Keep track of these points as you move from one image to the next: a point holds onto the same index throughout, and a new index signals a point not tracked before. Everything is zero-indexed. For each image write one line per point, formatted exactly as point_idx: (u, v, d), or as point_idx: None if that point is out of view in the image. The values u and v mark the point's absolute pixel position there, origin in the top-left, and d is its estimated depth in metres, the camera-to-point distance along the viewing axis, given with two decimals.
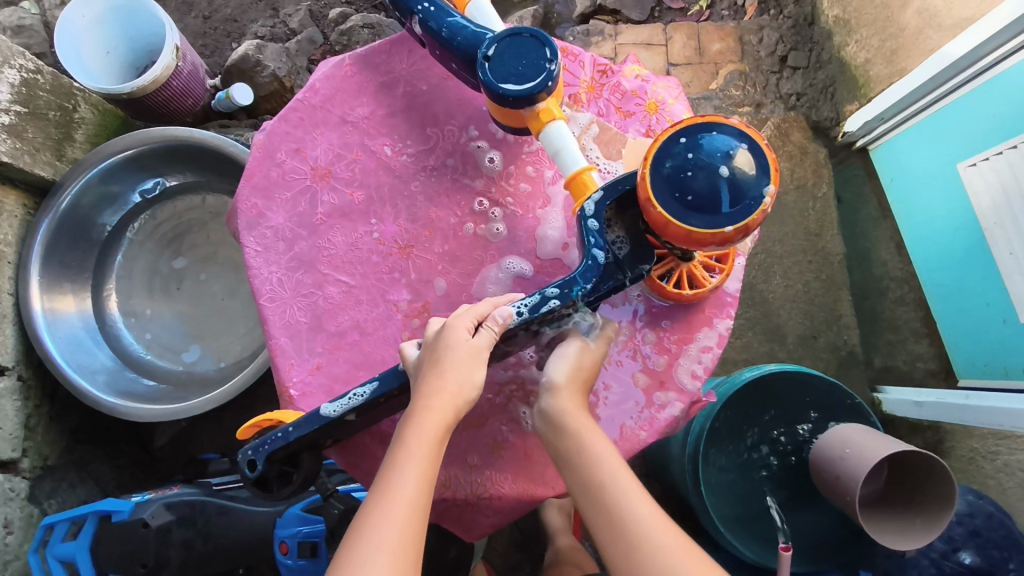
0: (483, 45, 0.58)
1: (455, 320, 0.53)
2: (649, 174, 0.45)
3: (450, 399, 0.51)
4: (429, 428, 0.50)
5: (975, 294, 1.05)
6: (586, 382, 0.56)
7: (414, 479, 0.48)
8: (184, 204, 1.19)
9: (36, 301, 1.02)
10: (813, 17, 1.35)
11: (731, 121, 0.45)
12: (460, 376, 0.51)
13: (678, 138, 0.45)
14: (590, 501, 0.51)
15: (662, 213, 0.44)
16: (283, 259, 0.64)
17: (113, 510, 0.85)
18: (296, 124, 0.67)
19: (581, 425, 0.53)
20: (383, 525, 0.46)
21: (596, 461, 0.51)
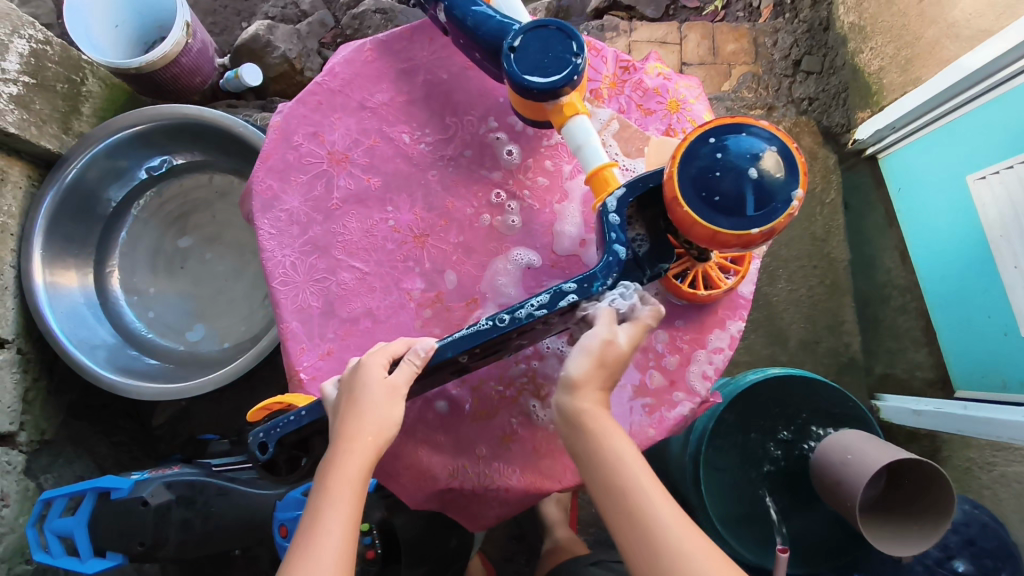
0: (509, 36, 0.57)
1: (371, 358, 0.53)
2: (676, 173, 0.45)
3: (372, 437, 0.51)
4: (351, 470, 0.50)
5: (978, 306, 1.05)
6: (611, 375, 0.51)
7: (339, 520, 0.49)
8: (190, 182, 1.19)
9: (37, 275, 1.02)
10: (828, 22, 1.34)
11: (760, 123, 0.45)
12: (381, 415, 0.52)
13: (707, 138, 0.45)
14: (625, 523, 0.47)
15: (689, 212, 0.44)
16: (297, 243, 0.64)
17: (112, 487, 0.85)
18: (314, 107, 0.66)
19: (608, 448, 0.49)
20: (308, 571, 0.46)
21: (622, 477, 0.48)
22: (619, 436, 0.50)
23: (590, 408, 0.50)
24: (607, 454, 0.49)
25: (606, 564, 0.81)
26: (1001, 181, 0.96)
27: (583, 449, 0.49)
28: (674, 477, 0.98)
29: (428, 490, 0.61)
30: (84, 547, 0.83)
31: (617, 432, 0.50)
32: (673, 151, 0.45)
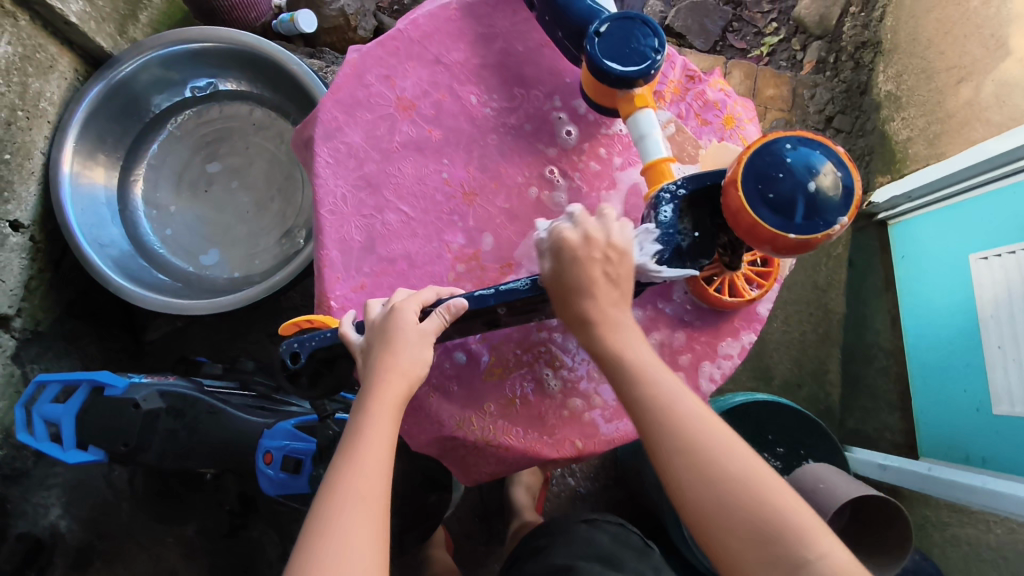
0: (596, 22, 0.60)
1: (403, 304, 0.55)
2: (745, 161, 0.48)
3: (404, 374, 0.53)
4: (387, 402, 0.52)
5: (958, 377, 1.10)
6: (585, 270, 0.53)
7: (379, 443, 0.50)
8: (230, 110, 1.19)
9: (65, 165, 1.02)
10: (866, 87, 1.39)
11: (836, 148, 0.48)
12: (414, 356, 0.53)
13: (784, 142, 0.48)
14: (684, 462, 0.48)
15: (742, 198, 0.47)
16: (351, 176, 0.66)
17: (107, 384, 0.85)
18: (392, 52, 0.69)
19: (660, 387, 0.51)
20: (353, 486, 0.48)
21: (682, 417, 0.50)
22: (630, 327, 0.54)
23: (606, 309, 0.53)
24: (618, 349, 0.53)
25: (599, 523, 0.83)
26: (1000, 265, 1.02)
27: (598, 345, 0.53)
28: (647, 484, 1.00)
29: (433, 435, 0.63)
30: (68, 437, 0.83)
31: (632, 326, 0.54)
32: (751, 144, 0.49)
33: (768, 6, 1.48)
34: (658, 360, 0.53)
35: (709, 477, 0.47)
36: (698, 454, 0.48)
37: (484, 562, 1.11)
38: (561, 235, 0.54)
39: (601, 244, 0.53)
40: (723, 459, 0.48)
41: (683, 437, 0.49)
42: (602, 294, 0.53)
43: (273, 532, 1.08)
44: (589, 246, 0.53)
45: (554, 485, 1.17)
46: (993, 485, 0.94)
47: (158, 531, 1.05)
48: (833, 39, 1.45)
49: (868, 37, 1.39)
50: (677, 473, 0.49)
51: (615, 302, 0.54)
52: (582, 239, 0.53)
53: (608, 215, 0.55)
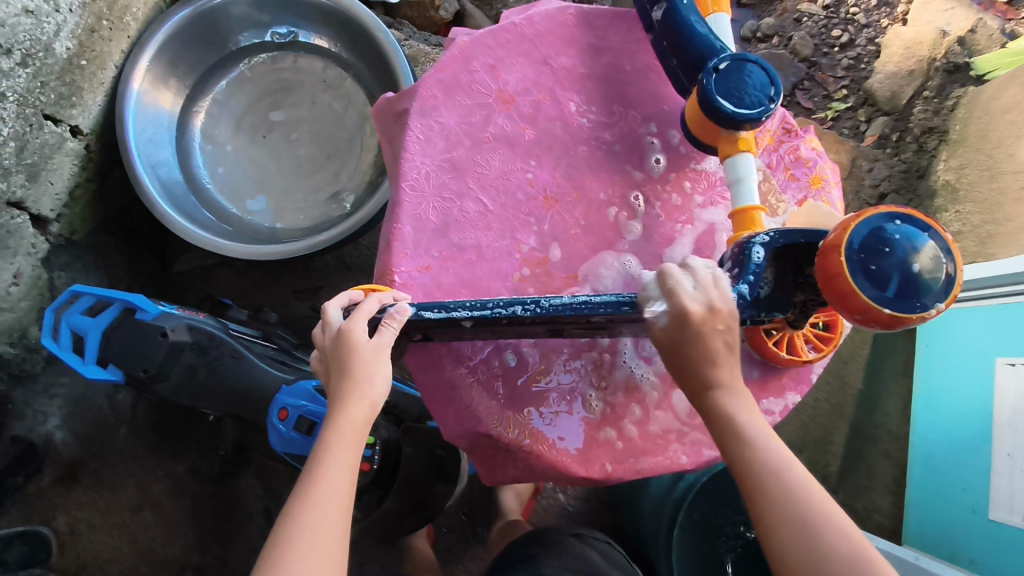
0: (717, 57, 0.60)
1: (351, 324, 0.56)
2: (852, 228, 0.48)
3: (367, 401, 0.55)
4: (349, 426, 0.54)
5: (960, 474, 1.11)
6: (694, 342, 0.52)
7: (340, 470, 0.52)
8: (305, 63, 1.18)
9: (135, 82, 1.01)
10: (925, 172, 1.35)
11: (945, 235, 0.48)
12: (371, 376, 0.55)
13: (893, 219, 0.48)
14: (797, 531, 0.47)
15: (843, 263, 0.47)
16: (438, 157, 0.66)
17: (140, 307, 0.85)
18: (502, 43, 0.68)
19: (775, 452, 0.50)
20: (312, 515, 0.49)
21: (795, 484, 0.49)
22: (746, 397, 0.53)
23: (724, 378, 0.53)
24: (731, 415, 0.52)
25: (588, 539, 0.86)
26: None
27: (716, 412, 0.53)
28: (642, 519, 1.00)
29: (468, 428, 0.62)
30: (91, 351, 0.83)
31: (744, 390, 0.53)
32: (858, 212, 0.49)
33: (842, 72, 1.43)
34: (769, 430, 0.52)
35: (818, 549, 0.46)
36: (808, 529, 0.47)
37: (460, 558, 1.11)
38: (676, 293, 0.52)
39: (721, 314, 0.52)
40: (832, 531, 0.47)
41: (800, 506, 0.48)
42: (724, 362, 0.53)
43: (260, 486, 1.07)
44: (707, 319, 0.52)
45: (543, 497, 1.17)
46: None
47: (149, 463, 1.04)
48: (901, 118, 1.39)
49: (936, 123, 1.34)
50: (776, 535, 0.48)
51: (739, 379, 0.53)
52: (704, 311, 0.51)
53: (721, 282, 0.53)
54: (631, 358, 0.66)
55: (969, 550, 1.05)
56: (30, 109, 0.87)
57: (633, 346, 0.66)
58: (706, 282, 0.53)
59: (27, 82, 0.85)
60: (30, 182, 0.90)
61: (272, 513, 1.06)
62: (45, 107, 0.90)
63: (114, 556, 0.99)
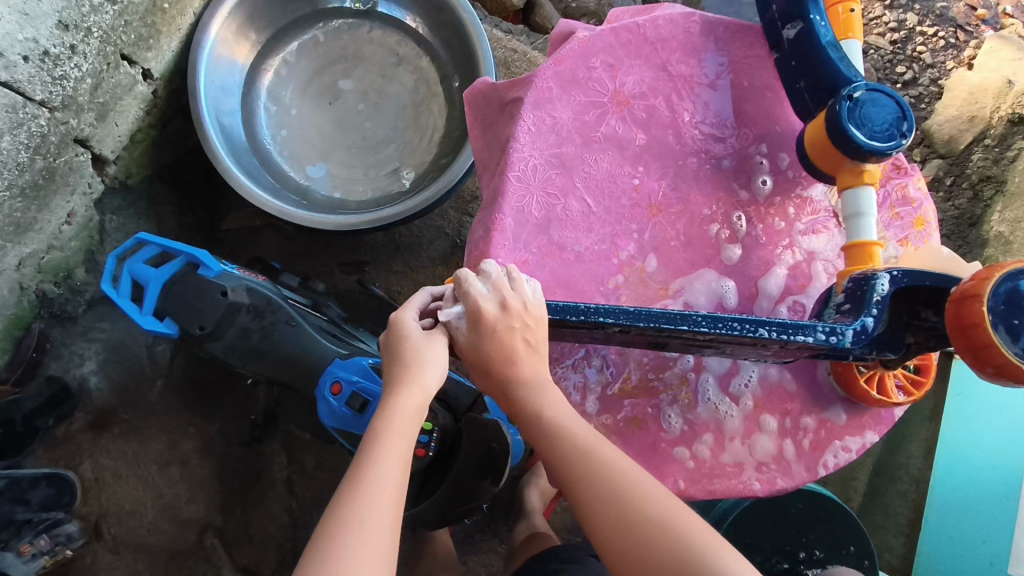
0: (851, 85, 0.59)
1: (399, 318, 0.58)
2: (993, 278, 0.47)
3: (420, 389, 0.55)
4: (401, 412, 0.54)
5: (978, 524, 1.06)
6: (488, 348, 0.56)
7: (393, 457, 0.51)
8: (380, 34, 1.15)
9: (211, 33, 0.99)
10: (978, 220, 1.25)
11: None
12: (426, 364, 0.55)
13: None
14: (605, 509, 0.51)
15: (985, 313, 0.46)
16: (547, 151, 0.64)
17: (203, 263, 0.83)
18: (623, 43, 0.67)
19: (585, 435, 0.54)
20: (367, 502, 0.48)
21: (605, 463, 0.53)
22: (552, 391, 0.57)
23: (525, 371, 0.56)
24: (538, 408, 0.56)
25: None
26: None
27: (525, 407, 0.56)
28: None
29: None
30: (149, 301, 0.81)
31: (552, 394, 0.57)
32: (999, 263, 0.48)
33: None
34: (578, 415, 0.56)
35: (624, 521, 0.50)
36: (617, 508, 0.51)
37: (475, 550, 1.09)
38: (478, 304, 0.55)
39: (516, 312, 0.55)
40: (643, 501, 0.51)
41: (616, 491, 0.51)
42: (526, 360, 0.56)
43: (285, 455, 1.05)
44: (501, 318, 0.55)
45: (566, 500, 1.14)
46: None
47: (181, 418, 1.01)
48: (957, 162, 1.27)
49: (994, 172, 1.23)
50: (597, 523, 0.51)
51: (544, 371, 0.57)
52: (497, 310, 0.55)
53: (515, 279, 0.56)
54: (714, 396, 0.64)
55: None
56: (110, 48, 0.84)
57: (724, 378, 0.64)
58: (499, 280, 0.57)
59: (113, 19, 0.83)
60: (98, 121, 0.88)
61: (294, 484, 1.06)
62: (124, 47, 0.87)
63: (137, 508, 0.96)
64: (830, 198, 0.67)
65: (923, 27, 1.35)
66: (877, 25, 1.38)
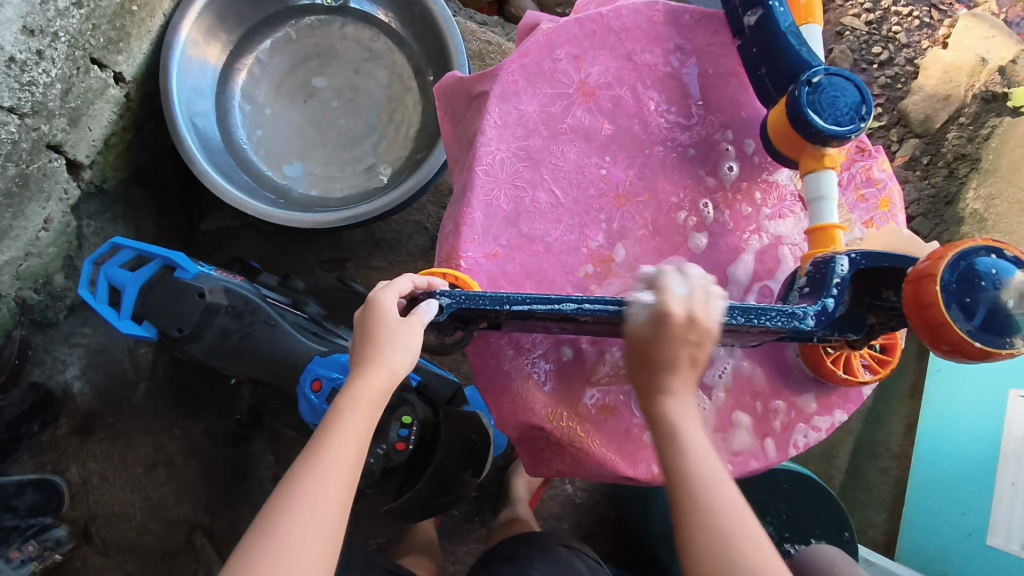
0: (810, 70, 0.59)
1: (380, 296, 0.56)
2: (947, 258, 0.48)
3: (386, 374, 0.54)
4: (366, 396, 0.53)
5: (953, 495, 1.08)
6: (647, 348, 0.51)
7: (351, 440, 0.51)
8: (352, 30, 1.15)
9: (183, 35, 0.98)
10: (954, 198, 1.24)
11: None
12: (394, 350, 0.54)
13: (987, 252, 0.48)
14: (705, 539, 0.46)
15: (938, 293, 0.47)
16: (515, 144, 0.65)
17: (180, 265, 0.83)
18: (587, 34, 0.67)
19: (710, 464, 0.49)
20: (317, 484, 0.49)
21: (718, 496, 0.47)
22: (692, 407, 0.52)
23: (676, 385, 0.52)
24: (675, 422, 0.50)
25: (578, 552, 0.86)
26: None
27: (658, 416, 0.51)
28: (653, 517, 1.00)
29: (521, 420, 0.62)
30: (126, 306, 0.81)
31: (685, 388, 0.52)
32: (953, 243, 0.48)
33: (877, 90, 1.33)
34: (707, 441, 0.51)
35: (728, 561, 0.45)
36: (724, 546, 0.46)
37: (464, 540, 1.11)
38: (666, 307, 0.50)
39: (698, 327, 0.51)
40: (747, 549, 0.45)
41: (719, 519, 0.46)
42: (681, 372, 0.52)
43: (271, 453, 1.07)
44: (685, 328, 0.51)
45: (552, 487, 1.16)
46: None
47: (166, 421, 1.01)
48: (933, 141, 1.28)
49: (969, 150, 1.24)
50: (693, 550, 0.46)
51: (688, 389, 0.52)
52: (685, 319, 0.50)
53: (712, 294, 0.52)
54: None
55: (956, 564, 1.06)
56: (79, 53, 0.84)
57: (699, 370, 0.65)
58: (697, 290, 0.52)
59: (80, 23, 0.82)
60: (70, 126, 0.87)
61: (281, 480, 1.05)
62: (93, 51, 0.87)
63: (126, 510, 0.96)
64: (795, 182, 0.68)
65: (898, 7, 1.34)
66: (851, 7, 1.37)
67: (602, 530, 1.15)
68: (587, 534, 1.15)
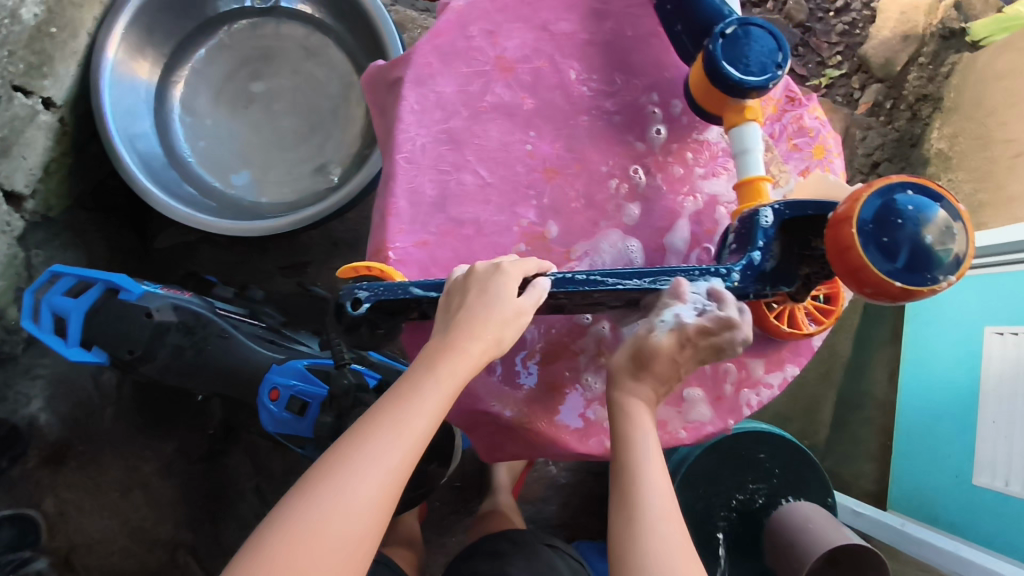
0: (723, 22, 0.58)
1: (506, 270, 0.53)
2: (863, 199, 0.46)
3: (487, 346, 0.51)
4: (459, 366, 0.50)
5: (940, 441, 1.06)
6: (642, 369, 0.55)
7: (431, 406, 0.49)
8: (287, 29, 1.13)
9: (111, 53, 0.96)
10: (919, 140, 1.24)
11: (957, 206, 0.47)
12: (500, 325, 0.51)
13: (905, 189, 0.47)
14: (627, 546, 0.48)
15: (854, 236, 0.46)
16: (435, 128, 0.63)
17: (123, 287, 0.82)
18: (500, 8, 0.66)
19: (651, 476, 0.51)
20: (393, 439, 0.47)
21: (653, 510, 0.49)
22: (649, 416, 0.54)
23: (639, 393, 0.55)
24: (627, 428, 0.53)
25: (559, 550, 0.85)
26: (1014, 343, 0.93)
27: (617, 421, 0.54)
28: None
29: (465, 408, 0.61)
30: (73, 333, 0.80)
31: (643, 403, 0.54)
32: (871, 182, 0.47)
33: (836, 37, 1.28)
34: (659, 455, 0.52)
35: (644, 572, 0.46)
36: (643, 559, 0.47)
37: (452, 531, 1.11)
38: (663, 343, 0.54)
39: (702, 345, 0.54)
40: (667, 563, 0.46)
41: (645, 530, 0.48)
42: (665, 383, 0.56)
43: (248, 464, 1.06)
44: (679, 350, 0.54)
45: (536, 469, 1.16)
46: (1005, 570, 0.85)
47: (138, 443, 1.01)
48: (894, 85, 1.26)
49: (931, 90, 1.22)
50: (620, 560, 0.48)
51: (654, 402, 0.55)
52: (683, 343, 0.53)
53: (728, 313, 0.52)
54: None
55: (947, 511, 1.02)
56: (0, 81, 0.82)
57: None
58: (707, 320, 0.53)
59: None
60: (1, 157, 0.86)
61: (262, 491, 1.05)
62: (15, 78, 0.85)
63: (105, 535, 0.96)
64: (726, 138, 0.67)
65: None
66: None
67: (590, 508, 1.14)
68: (575, 513, 1.15)
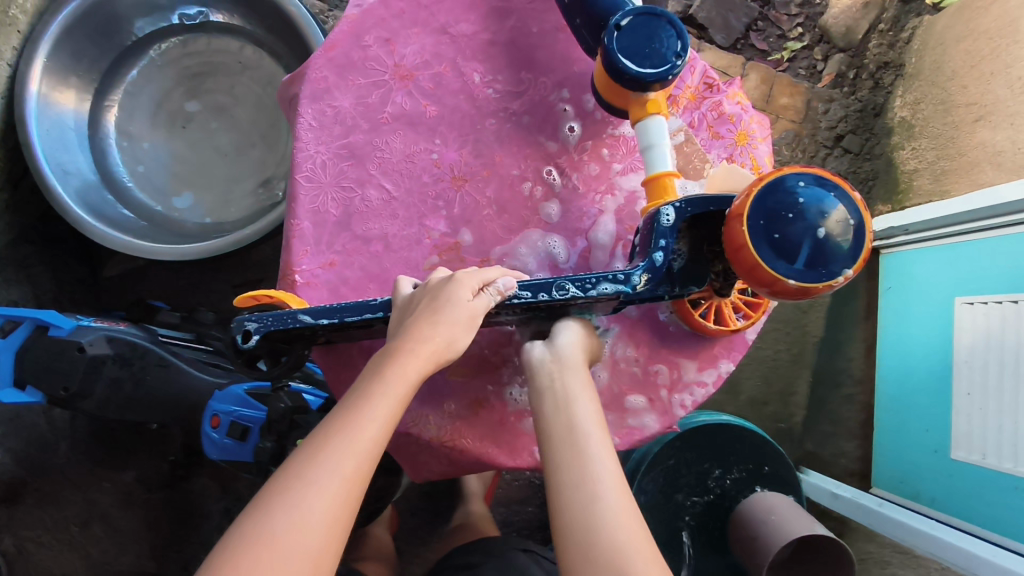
0: (618, 13, 0.55)
1: (461, 278, 0.51)
2: (755, 194, 0.45)
3: (435, 349, 0.49)
4: (410, 369, 0.48)
5: (917, 419, 0.99)
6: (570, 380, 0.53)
7: (383, 414, 0.46)
8: (217, 45, 1.10)
9: (34, 84, 0.94)
10: (882, 109, 1.18)
11: (854, 194, 0.44)
12: (450, 331, 0.49)
13: (798, 180, 0.44)
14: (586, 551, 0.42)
15: (744, 234, 0.44)
16: (335, 144, 0.61)
17: (52, 323, 0.81)
18: (396, 14, 0.63)
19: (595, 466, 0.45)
20: (344, 447, 0.43)
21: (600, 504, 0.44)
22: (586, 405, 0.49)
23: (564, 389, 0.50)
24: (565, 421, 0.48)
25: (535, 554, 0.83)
26: (982, 313, 0.86)
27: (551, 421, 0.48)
28: None
29: None
30: (4, 373, 0.80)
31: (580, 381, 0.50)
32: (764, 175, 0.45)
33: (795, 9, 1.23)
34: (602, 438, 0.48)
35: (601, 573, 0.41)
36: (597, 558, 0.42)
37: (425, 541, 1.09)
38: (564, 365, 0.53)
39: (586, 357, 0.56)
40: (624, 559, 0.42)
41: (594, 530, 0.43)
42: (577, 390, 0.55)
43: (214, 486, 1.03)
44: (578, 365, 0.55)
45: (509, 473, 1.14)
46: (978, 549, 0.78)
47: (95, 474, 1.00)
48: (857, 53, 1.21)
49: (892, 57, 1.17)
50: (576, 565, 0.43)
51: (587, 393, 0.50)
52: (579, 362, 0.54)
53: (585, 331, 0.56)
54: None
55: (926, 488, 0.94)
56: None
57: None
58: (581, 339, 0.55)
59: None
60: None
61: (230, 513, 1.03)
62: None
63: None
64: None
65: None
66: None
67: None
68: None
